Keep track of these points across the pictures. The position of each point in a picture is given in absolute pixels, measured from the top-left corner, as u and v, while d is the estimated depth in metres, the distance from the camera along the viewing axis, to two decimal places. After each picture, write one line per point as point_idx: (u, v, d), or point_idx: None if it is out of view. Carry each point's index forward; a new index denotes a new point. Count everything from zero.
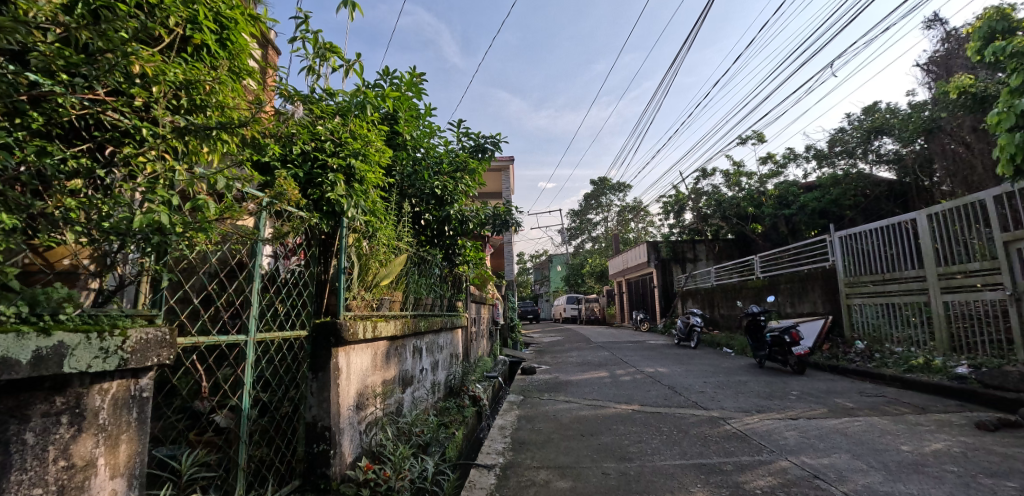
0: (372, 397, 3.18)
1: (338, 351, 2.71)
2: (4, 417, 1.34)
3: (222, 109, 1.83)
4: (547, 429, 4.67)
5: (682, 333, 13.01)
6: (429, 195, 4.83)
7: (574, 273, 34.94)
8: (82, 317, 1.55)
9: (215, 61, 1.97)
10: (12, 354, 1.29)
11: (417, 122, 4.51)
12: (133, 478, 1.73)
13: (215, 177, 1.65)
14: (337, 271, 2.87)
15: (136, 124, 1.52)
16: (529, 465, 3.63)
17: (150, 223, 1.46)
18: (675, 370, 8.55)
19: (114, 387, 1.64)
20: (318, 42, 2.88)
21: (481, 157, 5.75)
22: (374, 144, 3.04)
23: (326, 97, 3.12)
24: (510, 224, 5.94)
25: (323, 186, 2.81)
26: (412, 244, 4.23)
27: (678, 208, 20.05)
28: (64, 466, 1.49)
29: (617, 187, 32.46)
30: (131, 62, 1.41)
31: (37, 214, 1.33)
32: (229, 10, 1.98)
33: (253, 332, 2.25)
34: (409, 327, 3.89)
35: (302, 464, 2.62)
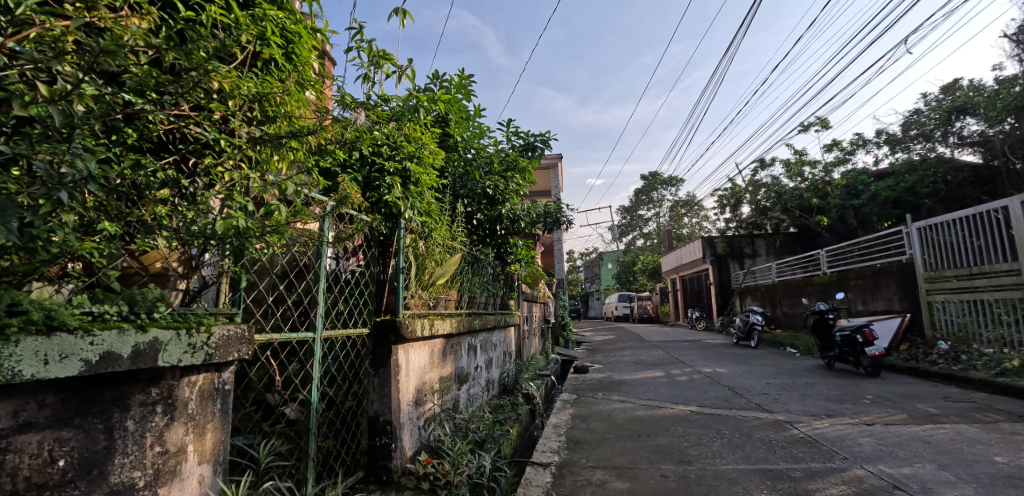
0: (430, 394, 3.26)
1: (398, 348, 2.80)
2: (108, 406, 1.48)
3: (290, 119, 1.94)
4: (602, 429, 4.60)
5: (742, 332, 12.41)
6: (481, 195, 4.88)
7: (626, 271, 34.20)
8: (173, 315, 1.68)
9: (282, 73, 2.09)
10: (115, 348, 1.43)
11: (468, 124, 4.59)
12: (218, 464, 1.88)
13: (285, 184, 1.76)
14: (395, 271, 2.97)
15: (216, 136, 1.65)
16: (584, 465, 3.60)
17: (229, 227, 1.59)
18: (735, 370, 8.17)
19: (201, 379, 1.78)
20: (372, 51, 2.98)
21: (532, 156, 5.75)
22: (428, 146, 3.14)
23: (381, 102, 3.22)
24: (560, 222, 5.89)
25: (381, 189, 2.93)
26: (466, 244, 4.31)
27: (734, 202, 19.13)
28: (159, 451, 1.63)
29: (668, 181, 31.44)
30: (210, 80, 1.53)
31: (134, 221, 1.47)
32: (294, 25, 2.10)
33: (320, 330, 2.38)
34: (465, 325, 3.95)
35: (366, 455, 2.73)
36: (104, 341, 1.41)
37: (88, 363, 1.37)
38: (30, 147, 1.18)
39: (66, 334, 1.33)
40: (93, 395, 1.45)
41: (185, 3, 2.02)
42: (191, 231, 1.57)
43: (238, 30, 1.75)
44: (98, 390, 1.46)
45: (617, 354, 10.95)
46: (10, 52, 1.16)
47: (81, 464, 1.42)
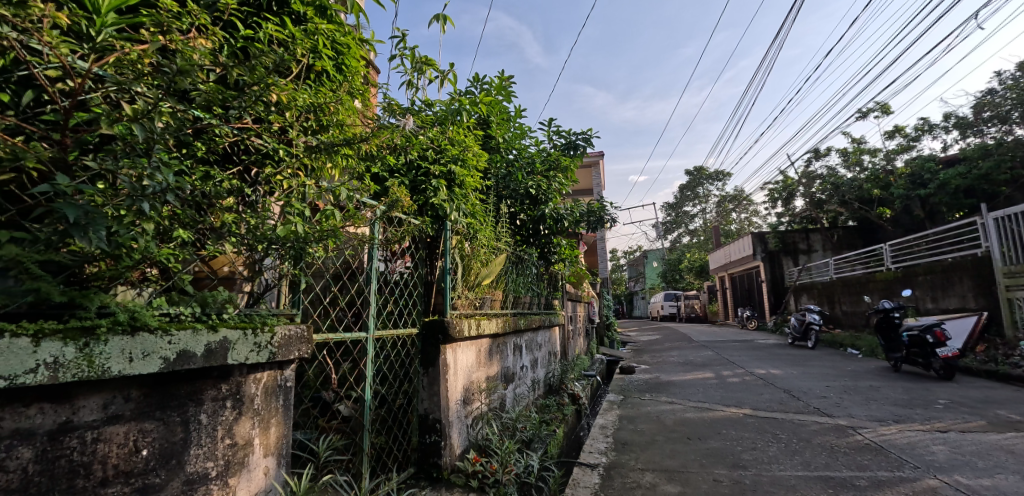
0: (477, 393, 3.31)
1: (446, 347, 2.85)
2: (184, 400, 1.60)
3: (341, 128, 2.02)
4: (650, 431, 4.50)
5: (797, 332, 11.79)
6: (524, 195, 4.89)
7: (672, 270, 33.27)
8: (240, 316, 1.79)
9: (334, 84, 2.18)
10: (190, 347, 1.54)
11: (509, 125, 4.63)
12: (282, 457, 1.98)
13: (339, 189, 1.84)
14: (442, 271, 3.03)
15: (275, 146, 1.75)
16: (633, 467, 3.53)
17: (289, 233, 1.67)
18: (791, 372, 7.78)
19: (265, 376, 1.89)
20: (415, 57, 3.05)
21: (574, 154, 5.73)
22: (471, 149, 3.19)
23: (425, 107, 3.29)
24: (604, 221, 5.82)
25: (427, 192, 3.01)
26: (511, 244, 4.34)
27: (786, 195, 18.22)
28: (229, 444, 1.73)
29: (715, 176, 30.34)
30: (270, 93, 1.63)
31: (205, 228, 1.58)
32: (343, 37, 2.19)
33: (373, 330, 2.45)
34: (510, 325, 3.98)
35: (416, 452, 2.79)
36: (181, 340, 1.52)
37: (166, 360, 1.48)
38: (115, 163, 1.31)
39: (148, 333, 1.44)
40: (171, 390, 1.56)
41: (244, 22, 2.14)
42: (256, 236, 1.67)
43: (294, 45, 1.85)
44: (175, 385, 1.57)
45: (664, 355, 10.67)
46: (96, 76, 1.29)
47: (161, 453, 1.53)
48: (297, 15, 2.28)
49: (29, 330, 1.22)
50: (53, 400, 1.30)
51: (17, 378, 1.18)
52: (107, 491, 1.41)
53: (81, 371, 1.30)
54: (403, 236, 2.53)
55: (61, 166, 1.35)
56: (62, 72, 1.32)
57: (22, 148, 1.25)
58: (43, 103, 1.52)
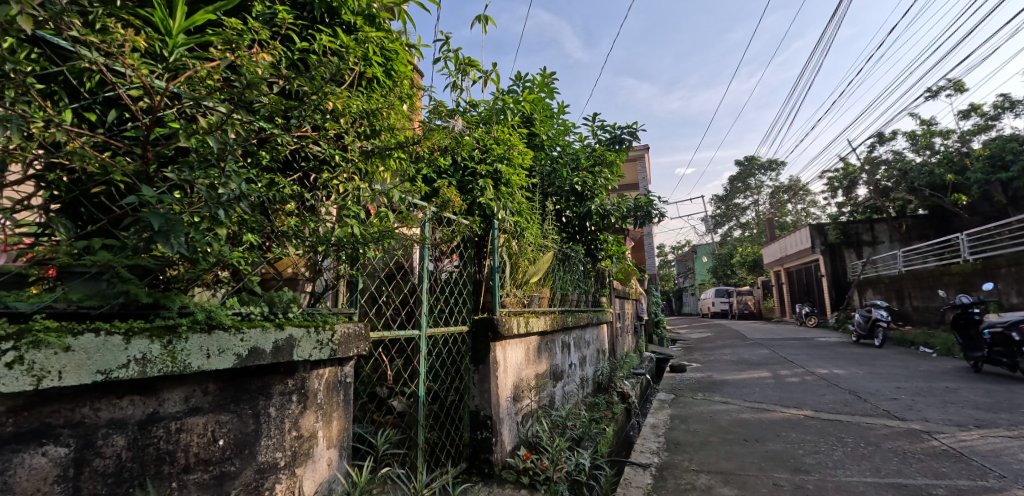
0: (527, 390, 3.32)
1: (496, 345, 2.88)
2: (255, 394, 1.70)
3: (392, 131, 2.08)
4: (704, 431, 4.35)
5: (863, 329, 11.05)
6: (569, 192, 4.85)
7: (723, 265, 31.95)
8: (304, 315, 1.89)
9: (384, 89, 2.25)
10: (260, 345, 1.64)
11: (553, 122, 4.61)
12: (343, 449, 2.07)
13: (392, 192, 1.91)
14: (491, 270, 3.05)
15: (332, 152, 1.83)
16: (687, 468, 3.43)
17: (347, 235, 1.75)
18: (857, 372, 7.30)
19: (327, 372, 1.98)
20: (458, 59, 3.09)
21: (619, 149, 5.63)
22: (516, 147, 3.20)
23: (469, 108, 3.32)
24: (652, 215, 5.68)
25: (474, 191, 3.06)
26: (557, 242, 4.33)
27: (848, 183, 17.08)
28: (296, 435, 1.83)
29: (768, 165, 28.88)
30: (327, 101, 1.70)
31: (271, 232, 1.68)
32: (391, 43, 2.25)
33: (425, 327, 2.51)
34: (559, 323, 3.96)
35: (468, 448, 2.83)
36: (252, 338, 1.62)
37: (240, 356, 1.58)
38: (192, 174, 1.40)
39: (223, 331, 1.55)
40: (243, 384, 1.66)
41: (299, 34, 2.25)
42: (317, 239, 1.75)
43: (347, 54, 1.93)
44: (247, 380, 1.67)
45: (716, 353, 10.30)
46: (172, 94, 1.40)
47: (236, 444, 1.64)
48: (348, 25, 2.36)
49: (121, 329, 1.34)
50: (142, 393, 1.42)
51: (112, 372, 1.31)
52: (190, 477, 1.52)
53: (165, 366, 1.41)
54: (454, 236, 2.58)
55: (143, 178, 1.47)
56: (142, 91, 1.44)
57: (110, 163, 1.39)
58: (125, 120, 1.67)
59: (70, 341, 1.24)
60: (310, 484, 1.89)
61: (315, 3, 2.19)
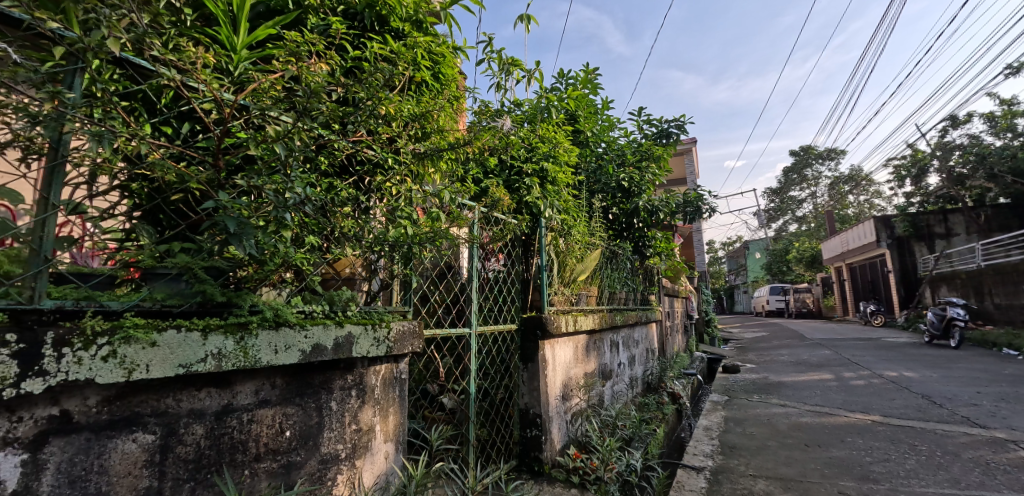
0: (576, 389, 3.30)
1: (545, 344, 2.88)
2: (318, 388, 1.78)
3: (442, 133, 2.13)
4: (762, 435, 4.16)
5: (936, 328, 10.21)
6: (615, 188, 4.77)
7: (777, 261, 30.37)
8: (361, 313, 1.96)
9: (432, 92, 2.30)
10: (322, 342, 1.72)
11: (597, 118, 4.55)
12: (399, 443, 2.14)
13: (442, 193, 1.96)
14: (539, 268, 3.06)
15: (385, 156, 1.90)
16: (743, 472, 3.31)
17: (400, 235, 1.81)
18: (932, 375, 6.76)
19: (383, 369, 2.05)
20: (502, 59, 3.11)
21: (666, 143, 5.49)
22: (562, 144, 3.19)
23: (514, 107, 3.33)
24: (702, 211, 5.49)
25: (520, 191, 3.07)
26: (604, 239, 4.27)
27: (917, 171, 15.83)
28: (355, 429, 1.91)
29: (826, 155, 27.23)
30: (381, 107, 1.77)
31: (331, 234, 1.76)
32: (438, 47, 2.30)
33: (475, 325, 2.55)
34: (607, 322, 3.91)
35: (518, 446, 2.85)
36: (314, 335, 1.70)
37: (304, 352, 1.67)
38: (260, 179, 1.49)
39: (289, 328, 1.64)
40: (307, 379, 1.75)
41: (351, 44, 2.34)
42: (372, 239, 1.82)
43: (398, 60, 1.99)
44: (310, 375, 1.76)
45: (773, 353, 9.83)
46: (240, 106, 1.50)
47: (302, 435, 1.73)
48: (397, 32, 2.43)
49: (199, 325, 1.45)
50: (218, 386, 1.52)
51: (192, 366, 1.41)
52: (260, 466, 1.62)
53: (238, 361, 1.50)
54: (502, 235, 2.60)
55: (215, 185, 1.57)
56: (214, 105, 1.53)
57: (186, 173, 1.49)
58: (197, 132, 1.80)
59: (156, 337, 1.35)
60: (369, 476, 1.96)
61: (366, 12, 2.26)
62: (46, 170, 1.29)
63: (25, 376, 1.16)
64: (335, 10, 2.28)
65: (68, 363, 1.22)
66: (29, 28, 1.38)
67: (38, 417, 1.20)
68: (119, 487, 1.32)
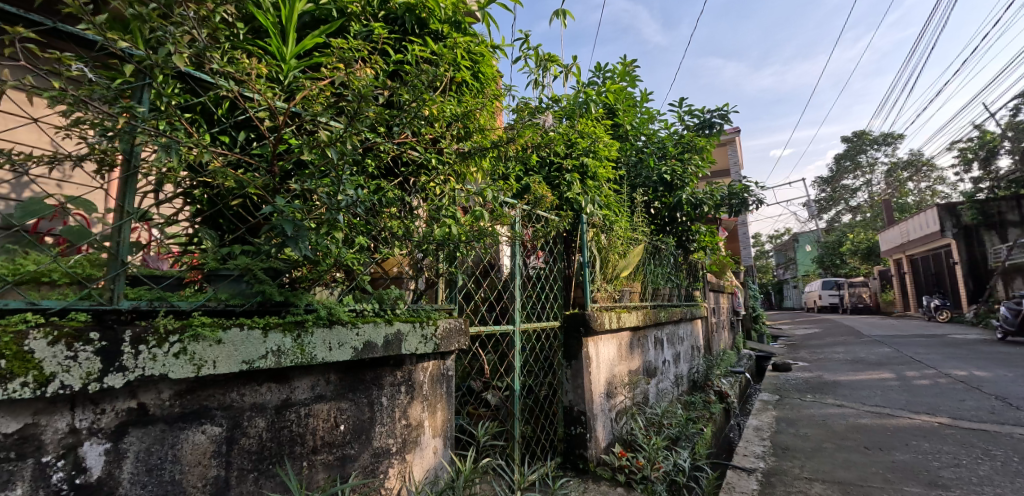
0: (620, 386, 3.26)
1: (588, 341, 2.86)
2: (369, 384, 1.84)
3: (482, 132, 2.15)
4: (817, 436, 3.98)
5: (1012, 324, 9.41)
6: (657, 182, 4.67)
7: (828, 254, 28.85)
8: (409, 311, 2.01)
9: (472, 91, 2.33)
10: (373, 339, 1.77)
11: (636, 110, 4.46)
12: (446, 439, 2.18)
13: (485, 191, 1.98)
14: (581, 264, 3.03)
15: (428, 157, 1.94)
16: (797, 475, 3.17)
17: (445, 234, 1.84)
18: (1008, 375, 6.24)
19: (431, 366, 2.09)
20: (539, 56, 3.10)
21: (709, 134, 5.32)
22: (602, 139, 3.15)
23: (552, 104, 3.32)
24: (748, 202, 5.29)
25: (561, 187, 3.05)
26: (647, 234, 4.19)
27: (986, 154, 14.64)
28: (405, 424, 1.96)
29: (881, 140, 25.61)
30: (426, 108, 1.80)
31: (379, 234, 1.81)
32: (477, 47, 2.33)
33: (519, 323, 2.56)
34: (651, 318, 3.83)
35: (562, 443, 2.85)
36: (366, 332, 1.75)
37: (356, 349, 1.72)
38: (313, 183, 1.56)
39: (342, 326, 1.70)
40: (359, 375, 1.81)
41: (393, 48, 2.40)
42: (418, 239, 1.86)
43: (441, 62, 2.00)
44: (362, 371, 1.82)
45: (826, 351, 9.35)
46: (293, 113, 1.57)
47: (355, 429, 1.79)
48: (436, 34, 2.47)
49: (260, 323, 1.52)
50: (277, 381, 1.60)
51: (255, 362, 1.49)
52: (317, 458, 1.69)
53: (296, 357, 1.57)
54: (545, 233, 2.60)
55: (270, 190, 1.64)
56: (268, 113, 1.61)
57: (245, 179, 1.58)
58: (252, 140, 1.89)
59: (221, 334, 1.43)
60: (419, 470, 2.01)
61: (406, 16, 2.30)
62: (120, 180, 1.42)
63: (107, 371, 1.24)
64: (376, 16, 2.34)
65: (143, 359, 1.30)
66: (100, 49, 1.48)
67: (118, 409, 1.29)
68: (190, 475, 1.41)
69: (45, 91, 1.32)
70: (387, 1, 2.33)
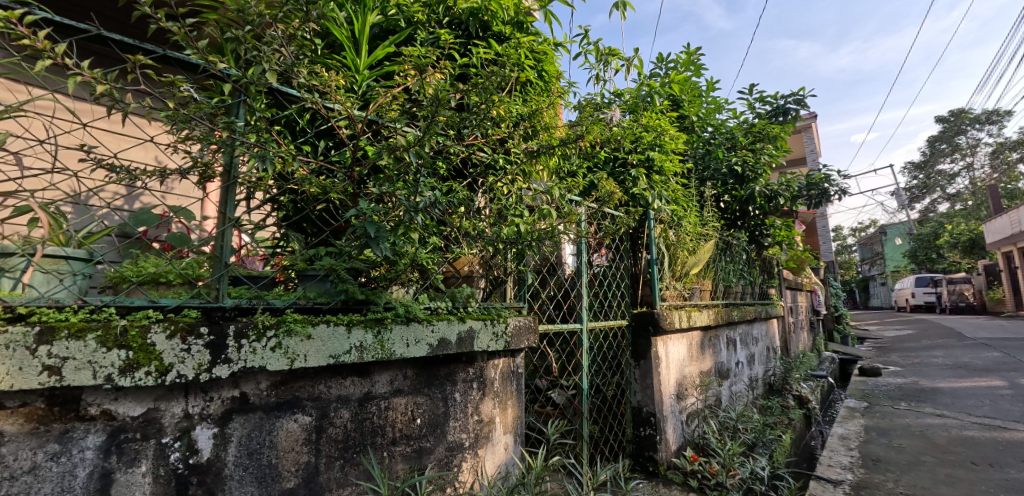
0: (691, 388, 3.15)
1: (657, 340, 2.79)
2: (443, 380, 1.90)
3: (546, 131, 2.16)
4: (914, 449, 3.62)
5: None
6: (727, 174, 4.45)
7: (920, 248, 26.14)
8: (480, 309, 2.05)
9: (535, 91, 2.34)
10: (446, 336, 1.83)
11: (702, 100, 4.28)
12: (517, 435, 2.20)
13: (552, 190, 2.00)
14: (649, 262, 2.96)
15: (495, 158, 1.98)
16: (892, 490, 2.90)
17: (514, 233, 1.87)
18: None
19: (501, 363, 2.12)
20: (600, 50, 3.05)
21: (783, 121, 5.00)
22: (668, 131, 3.06)
23: (615, 98, 3.26)
24: (829, 193, 4.91)
25: (627, 182, 2.99)
26: (717, 229, 4.01)
27: None
28: (477, 420, 2.00)
29: (984, 119, 22.85)
30: (494, 110, 1.84)
31: (450, 233, 1.87)
32: (540, 46, 2.34)
33: (586, 321, 2.55)
34: (723, 317, 3.67)
35: (631, 444, 2.79)
36: (440, 329, 1.82)
37: (431, 345, 1.79)
38: (390, 187, 1.63)
39: (418, 323, 1.77)
40: (434, 371, 1.87)
41: (459, 52, 2.46)
42: (488, 238, 1.90)
43: (505, 64, 2.09)
44: (436, 367, 1.88)
45: (922, 355, 8.48)
46: (369, 121, 1.65)
47: (430, 423, 1.86)
48: (499, 36, 2.50)
49: (344, 321, 1.61)
50: (360, 375, 1.69)
51: (340, 356, 1.58)
52: (396, 449, 1.76)
53: (377, 352, 1.65)
54: (613, 230, 2.57)
55: (351, 194, 1.74)
56: (348, 122, 1.71)
57: (328, 184, 1.69)
58: (333, 148, 2.01)
59: (311, 330, 1.53)
60: (491, 465, 2.06)
61: (470, 20, 2.36)
62: (221, 189, 1.55)
63: (215, 362, 1.37)
64: (441, 23, 2.42)
65: (245, 352, 1.41)
66: (203, 71, 1.62)
67: (224, 397, 1.42)
68: (285, 460, 1.52)
69: (162, 111, 1.47)
70: (452, 7, 2.40)
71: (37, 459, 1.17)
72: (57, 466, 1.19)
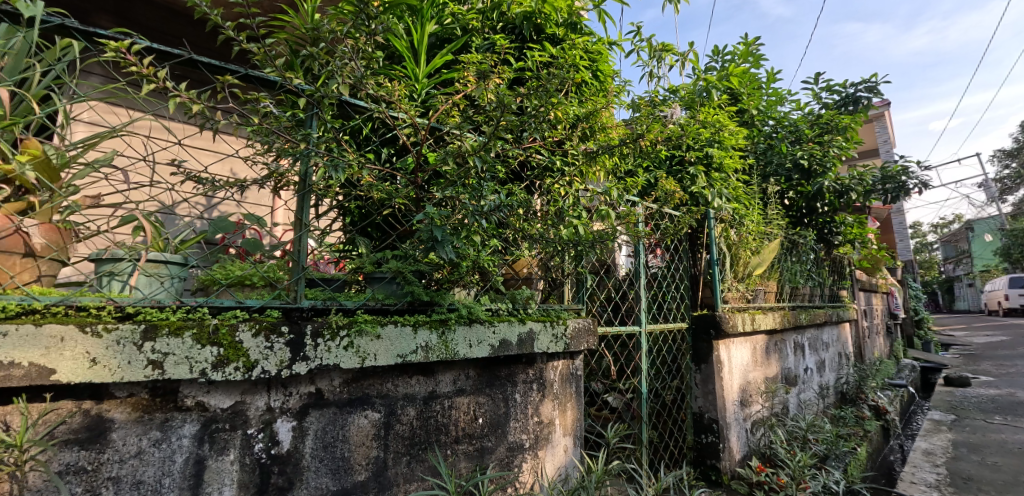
0: (756, 395, 3.02)
1: (719, 344, 2.70)
2: (504, 381, 1.93)
3: (603, 130, 2.15)
4: (1013, 468, 3.29)
5: None
6: (791, 169, 4.25)
7: (1014, 245, 23.61)
8: (539, 311, 2.07)
9: (590, 91, 2.34)
10: (507, 336, 1.86)
11: (763, 92, 4.10)
12: (576, 438, 2.19)
13: (610, 190, 1.99)
14: (709, 262, 2.87)
15: (553, 159, 1.99)
16: None
17: (573, 234, 1.88)
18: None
19: (561, 365, 2.13)
20: (653, 47, 2.99)
21: (854, 110, 4.69)
22: (728, 127, 2.95)
23: (670, 94, 3.18)
24: (907, 186, 4.56)
25: (685, 181, 2.92)
26: (783, 228, 3.82)
27: None
28: (537, 421, 2.02)
29: None
30: (552, 112, 1.85)
31: (510, 236, 1.90)
32: (595, 46, 2.32)
33: (645, 323, 2.51)
34: (790, 320, 3.49)
35: (692, 451, 2.72)
36: (501, 331, 1.85)
37: (492, 346, 1.82)
38: (453, 192, 1.68)
39: (479, 324, 1.81)
40: (495, 372, 1.91)
41: (513, 56, 2.49)
42: (547, 240, 1.91)
43: (562, 66, 2.10)
44: (497, 367, 1.92)
45: (1019, 364, 7.66)
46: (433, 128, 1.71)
47: (491, 423, 1.89)
48: (553, 38, 2.50)
49: (411, 321, 1.68)
50: (424, 374, 1.75)
51: (407, 356, 1.64)
52: (459, 447, 1.81)
53: (441, 352, 1.71)
54: (672, 230, 2.51)
55: (416, 199, 1.80)
56: (413, 130, 1.78)
57: (394, 190, 1.76)
58: (396, 155, 2.09)
59: (380, 330, 1.60)
60: (551, 467, 2.07)
61: (525, 24, 2.39)
62: (297, 196, 1.65)
63: (295, 359, 1.46)
64: (495, 28, 2.46)
65: (321, 350, 1.50)
66: (279, 86, 1.73)
67: (302, 392, 1.52)
68: (356, 454, 1.60)
69: (247, 126, 1.58)
70: (506, 12, 2.44)
71: (142, 445, 1.28)
72: (159, 451, 1.30)
